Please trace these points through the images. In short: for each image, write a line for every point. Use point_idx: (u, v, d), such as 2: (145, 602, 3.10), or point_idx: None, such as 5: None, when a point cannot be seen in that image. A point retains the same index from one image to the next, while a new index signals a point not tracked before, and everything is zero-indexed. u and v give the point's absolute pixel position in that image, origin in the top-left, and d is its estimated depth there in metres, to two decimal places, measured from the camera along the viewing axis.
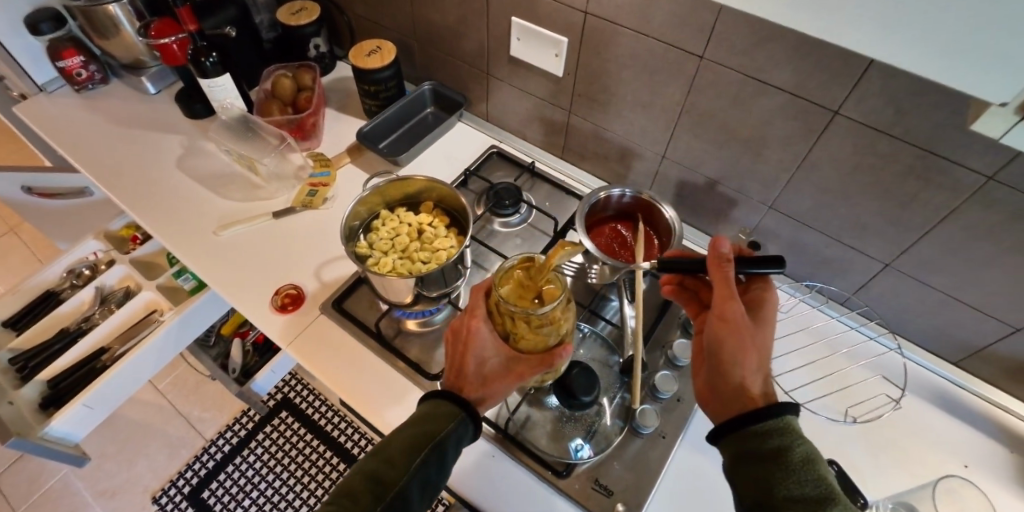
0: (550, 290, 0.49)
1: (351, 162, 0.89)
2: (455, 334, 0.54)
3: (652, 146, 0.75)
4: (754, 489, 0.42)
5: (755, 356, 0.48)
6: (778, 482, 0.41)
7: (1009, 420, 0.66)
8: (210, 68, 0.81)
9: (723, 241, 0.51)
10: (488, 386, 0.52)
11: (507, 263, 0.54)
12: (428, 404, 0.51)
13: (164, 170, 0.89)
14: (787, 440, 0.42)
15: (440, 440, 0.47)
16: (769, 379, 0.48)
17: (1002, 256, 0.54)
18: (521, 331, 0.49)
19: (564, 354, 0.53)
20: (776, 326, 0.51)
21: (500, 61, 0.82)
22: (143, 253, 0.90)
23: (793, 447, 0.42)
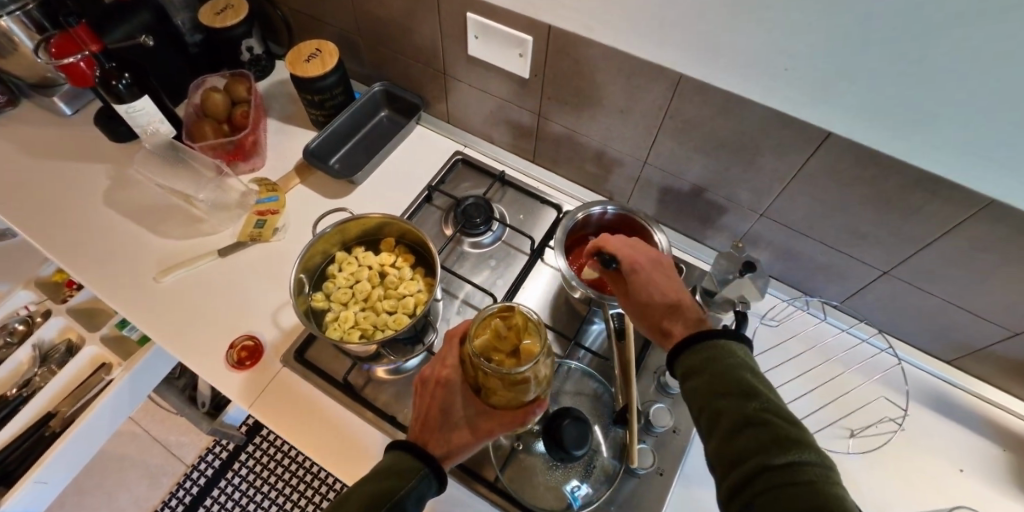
0: (529, 347, 0.43)
1: (302, 183, 0.80)
2: (422, 384, 0.50)
3: (632, 151, 0.68)
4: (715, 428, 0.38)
5: (663, 303, 0.51)
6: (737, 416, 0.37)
7: (1003, 414, 0.65)
8: (125, 91, 0.70)
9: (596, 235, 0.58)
10: (458, 445, 0.47)
11: (487, 309, 0.47)
12: (389, 457, 0.46)
13: (90, 205, 0.79)
14: (754, 376, 0.40)
15: (401, 497, 0.42)
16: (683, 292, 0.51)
17: (1012, 267, 0.50)
18: (496, 388, 0.44)
19: (541, 410, 0.47)
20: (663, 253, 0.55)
21: (457, 61, 0.72)
22: (78, 301, 0.81)
23: (752, 382, 0.39)
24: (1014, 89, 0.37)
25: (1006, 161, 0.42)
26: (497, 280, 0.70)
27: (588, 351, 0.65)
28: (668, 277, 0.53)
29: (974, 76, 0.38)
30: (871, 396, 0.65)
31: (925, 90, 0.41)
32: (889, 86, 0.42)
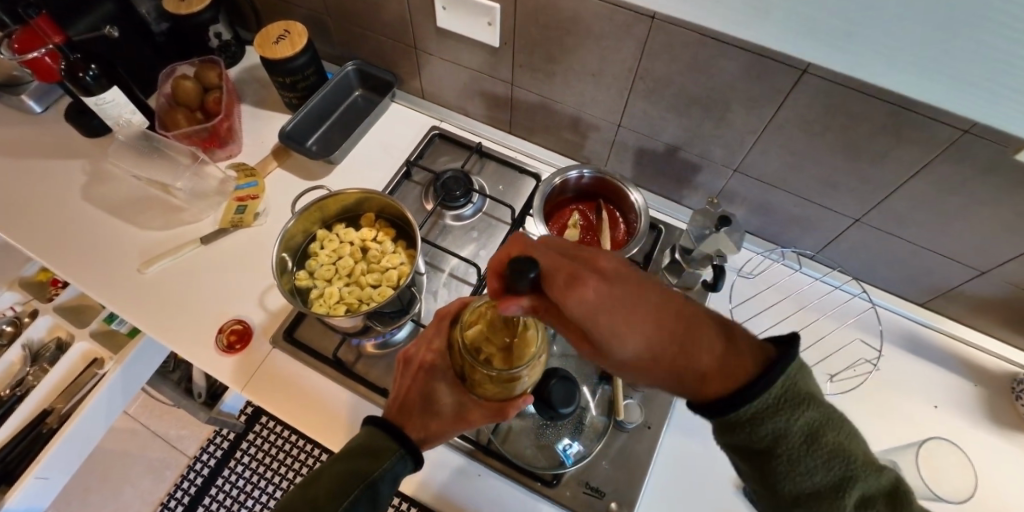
0: (523, 342, 0.44)
1: (279, 166, 0.80)
2: (406, 362, 0.52)
3: (606, 115, 0.68)
4: (757, 481, 0.34)
5: (640, 367, 0.35)
6: (784, 479, 0.32)
7: (976, 351, 0.67)
8: (92, 83, 0.69)
9: (510, 307, 0.36)
10: (436, 432, 0.49)
11: (482, 297, 0.49)
12: (361, 434, 0.47)
13: (67, 201, 0.78)
14: (787, 421, 0.30)
15: (373, 479, 0.43)
16: (646, 349, 0.34)
17: (976, 206, 0.52)
18: (482, 381, 0.46)
19: (526, 405, 0.48)
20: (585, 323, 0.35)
21: (427, 34, 0.72)
22: (65, 298, 0.81)
23: (785, 430, 0.31)
24: None
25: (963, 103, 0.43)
26: (479, 251, 0.71)
27: None
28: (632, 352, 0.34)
29: None
30: (847, 341, 0.67)
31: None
32: None
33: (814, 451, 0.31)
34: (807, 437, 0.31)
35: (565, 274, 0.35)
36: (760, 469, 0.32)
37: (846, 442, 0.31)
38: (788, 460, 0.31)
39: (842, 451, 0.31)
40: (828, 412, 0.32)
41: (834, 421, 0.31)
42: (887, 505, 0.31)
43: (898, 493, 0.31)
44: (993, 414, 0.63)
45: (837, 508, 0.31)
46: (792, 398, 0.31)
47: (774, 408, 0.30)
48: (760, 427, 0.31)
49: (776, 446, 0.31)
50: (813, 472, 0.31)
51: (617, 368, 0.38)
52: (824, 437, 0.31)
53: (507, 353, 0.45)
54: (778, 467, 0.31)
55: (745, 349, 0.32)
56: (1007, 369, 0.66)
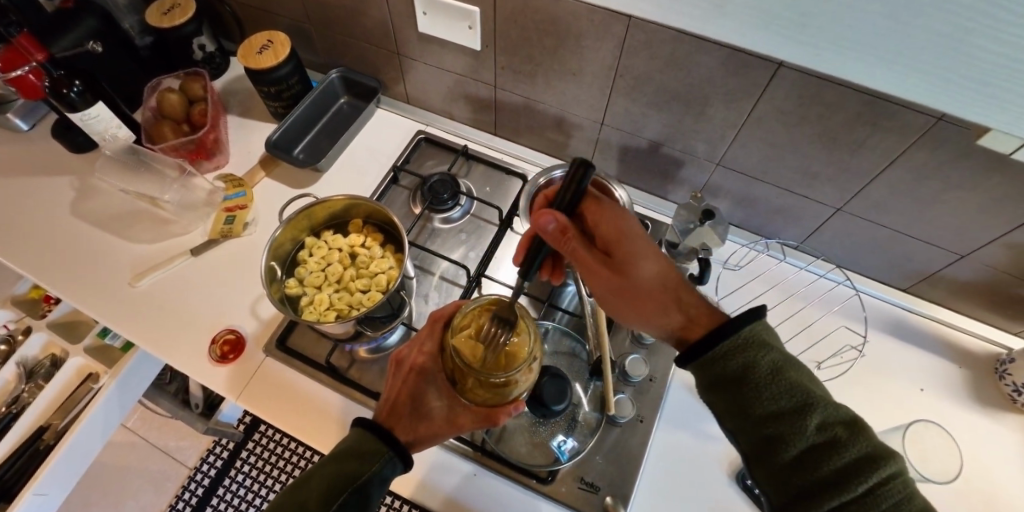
0: (516, 347, 0.47)
1: (267, 176, 0.80)
2: (398, 364, 0.53)
3: (589, 114, 0.69)
4: (730, 412, 0.40)
5: (645, 293, 0.48)
6: (752, 401, 0.39)
7: (959, 334, 0.68)
8: (78, 99, 0.70)
9: (545, 219, 0.48)
10: (425, 436, 0.49)
11: (474, 301, 0.50)
12: (352, 434, 0.47)
13: (56, 217, 0.78)
14: (752, 354, 0.39)
15: (361, 483, 0.43)
16: (663, 267, 0.49)
17: (952, 191, 0.53)
18: (473, 385, 0.47)
19: (514, 412, 0.50)
20: (625, 236, 0.50)
21: (409, 39, 0.72)
22: (57, 314, 0.82)
23: (748, 363, 0.39)
24: None
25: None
26: (469, 252, 0.71)
27: (564, 312, 0.68)
28: (652, 264, 0.49)
29: None
30: (832, 328, 0.69)
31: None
32: None
33: (777, 378, 0.38)
34: (771, 369, 0.39)
35: (611, 219, 0.52)
36: (734, 401, 0.40)
37: (803, 375, 0.39)
38: (754, 386, 0.39)
39: (801, 384, 0.38)
40: (790, 357, 0.40)
41: (796, 363, 0.39)
42: (845, 430, 0.36)
43: (856, 423, 0.36)
44: (978, 395, 0.64)
45: (799, 426, 0.37)
46: (755, 341, 0.40)
47: (741, 345, 0.40)
48: (731, 358, 0.40)
49: (745, 374, 0.39)
50: (776, 396, 0.38)
51: (616, 298, 0.49)
52: (786, 371, 0.38)
53: (498, 358, 0.46)
54: (748, 392, 0.39)
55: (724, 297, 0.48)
56: (991, 350, 0.67)
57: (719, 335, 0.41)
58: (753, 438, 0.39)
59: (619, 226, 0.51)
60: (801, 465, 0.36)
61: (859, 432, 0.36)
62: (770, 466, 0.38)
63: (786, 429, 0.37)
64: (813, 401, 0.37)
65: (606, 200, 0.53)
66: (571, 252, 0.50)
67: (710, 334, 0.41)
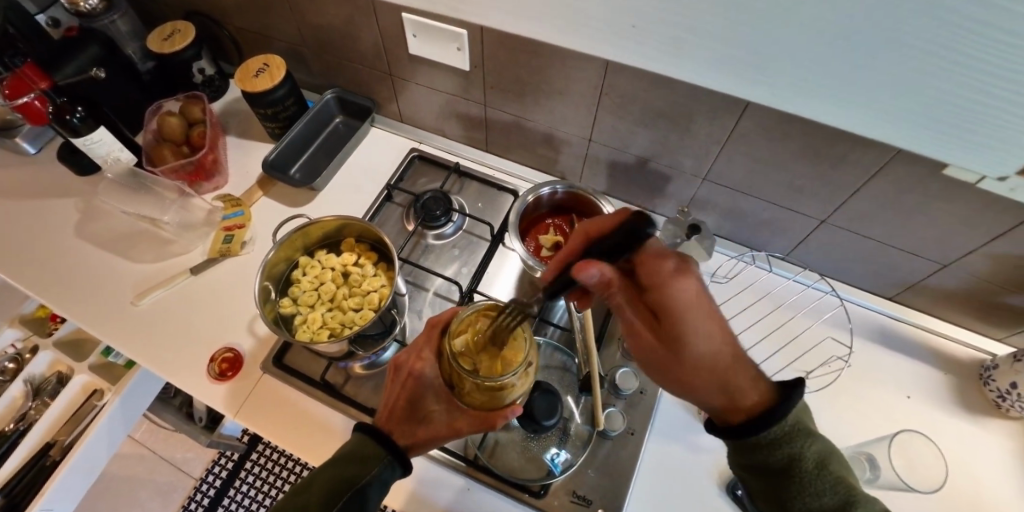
0: (511, 352, 0.47)
1: (265, 195, 0.82)
2: (397, 369, 0.53)
3: (577, 131, 0.70)
4: (768, 497, 0.43)
5: (696, 366, 0.44)
6: (795, 495, 0.41)
7: (943, 342, 0.69)
8: (80, 125, 0.72)
9: (589, 271, 0.46)
10: (423, 440, 0.50)
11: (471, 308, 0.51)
12: (353, 439, 0.49)
13: (62, 239, 0.80)
14: (795, 446, 0.41)
15: (361, 487, 0.45)
16: (722, 343, 0.44)
17: (931, 204, 0.54)
18: (469, 389, 0.47)
19: (512, 416, 0.49)
20: (700, 311, 0.45)
21: (400, 60, 0.74)
22: (63, 333, 0.84)
23: (797, 448, 0.41)
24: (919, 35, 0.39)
25: (895, 117, 0.46)
26: (461, 268, 0.72)
27: (555, 327, 0.68)
28: (710, 337, 0.44)
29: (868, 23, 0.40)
30: (822, 338, 0.69)
31: (834, 48, 0.43)
32: (793, 47, 0.45)
33: (824, 478, 0.40)
34: (815, 462, 0.41)
35: (672, 278, 0.46)
36: (776, 492, 0.42)
37: (847, 475, 0.41)
38: (800, 479, 0.41)
39: (841, 478, 0.40)
40: (832, 447, 0.42)
41: (835, 454, 0.42)
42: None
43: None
44: (961, 401, 0.65)
45: None
46: (800, 432, 0.41)
47: (790, 435, 0.41)
48: (776, 449, 0.41)
49: (790, 465, 0.41)
50: (820, 492, 0.40)
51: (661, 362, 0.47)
52: (828, 465, 0.41)
53: (495, 362, 0.47)
54: (796, 482, 0.41)
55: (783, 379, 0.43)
56: (974, 356, 0.68)
57: (770, 424, 0.41)
58: None
59: (682, 287, 0.45)
60: None
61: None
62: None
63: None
64: (856, 497, 0.39)
65: (659, 259, 0.47)
66: (686, 267, 0.47)
67: (748, 423, 0.42)
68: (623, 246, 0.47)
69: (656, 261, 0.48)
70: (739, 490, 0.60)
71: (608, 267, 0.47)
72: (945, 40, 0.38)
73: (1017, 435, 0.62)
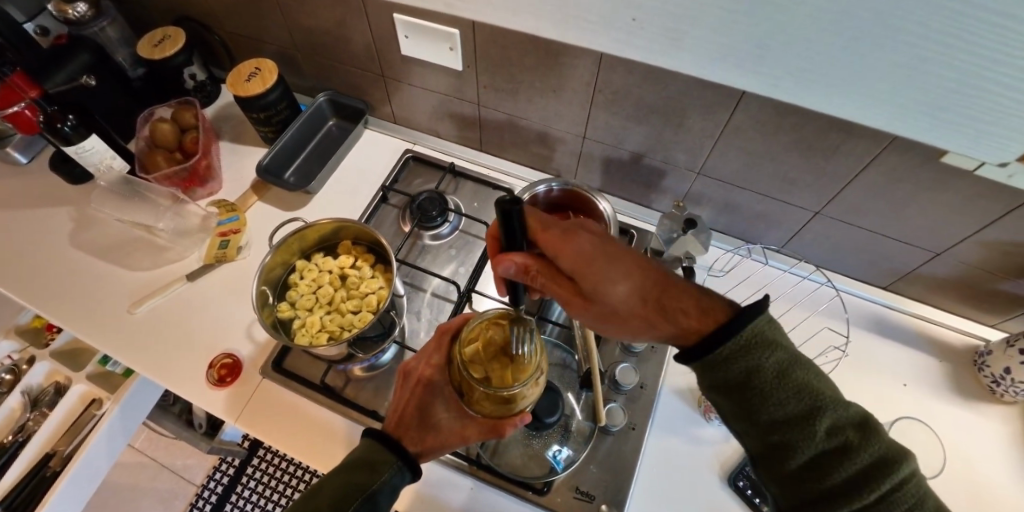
0: (523, 362, 0.47)
1: (260, 200, 0.82)
2: (406, 377, 0.54)
3: (571, 128, 0.71)
4: (735, 415, 0.39)
5: (625, 315, 0.44)
6: (758, 408, 0.37)
7: (937, 330, 0.70)
8: (70, 133, 0.71)
9: (503, 265, 0.45)
10: (432, 446, 0.50)
11: (483, 316, 0.51)
12: (362, 445, 0.49)
13: (57, 248, 0.80)
14: (756, 358, 0.37)
15: (370, 493, 0.45)
16: (635, 282, 0.43)
17: (923, 194, 0.54)
18: (479, 398, 0.47)
19: (520, 424, 0.50)
20: (607, 266, 0.44)
21: (393, 62, 0.74)
22: (61, 343, 0.84)
23: (759, 364, 0.37)
24: (911, 24, 0.39)
25: (888, 106, 0.46)
26: (459, 268, 0.72)
27: (554, 324, 0.68)
28: (626, 285, 0.43)
29: (860, 13, 0.40)
30: (819, 328, 0.70)
31: (827, 39, 0.43)
32: (786, 40, 0.45)
33: (787, 387, 0.36)
34: (778, 372, 0.37)
35: (565, 245, 0.45)
36: (740, 408, 0.38)
37: (814, 379, 0.37)
38: (761, 392, 0.37)
39: (808, 384, 0.36)
40: (797, 355, 0.38)
41: (801, 361, 0.37)
42: (857, 433, 0.35)
43: (867, 423, 0.36)
44: (957, 388, 0.66)
45: (810, 435, 0.36)
46: (760, 341, 0.37)
47: (746, 350, 0.37)
48: (733, 364, 0.37)
49: (748, 379, 0.37)
50: (785, 403, 0.36)
51: (603, 321, 0.47)
52: (792, 374, 0.37)
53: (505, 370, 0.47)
54: (756, 399, 0.37)
55: (706, 300, 0.41)
56: (968, 342, 0.69)
57: (723, 336, 0.38)
58: (759, 441, 0.39)
59: (573, 250, 0.44)
60: (811, 470, 0.36)
61: (871, 432, 0.35)
62: (787, 473, 0.37)
63: (800, 437, 0.36)
64: (822, 402, 0.36)
65: (548, 224, 0.46)
66: (571, 228, 0.46)
67: (702, 346, 0.39)
68: (510, 227, 0.42)
69: (545, 228, 0.46)
70: (740, 481, 0.60)
71: (521, 253, 0.45)
72: (940, 30, 0.39)
73: (1012, 419, 0.63)
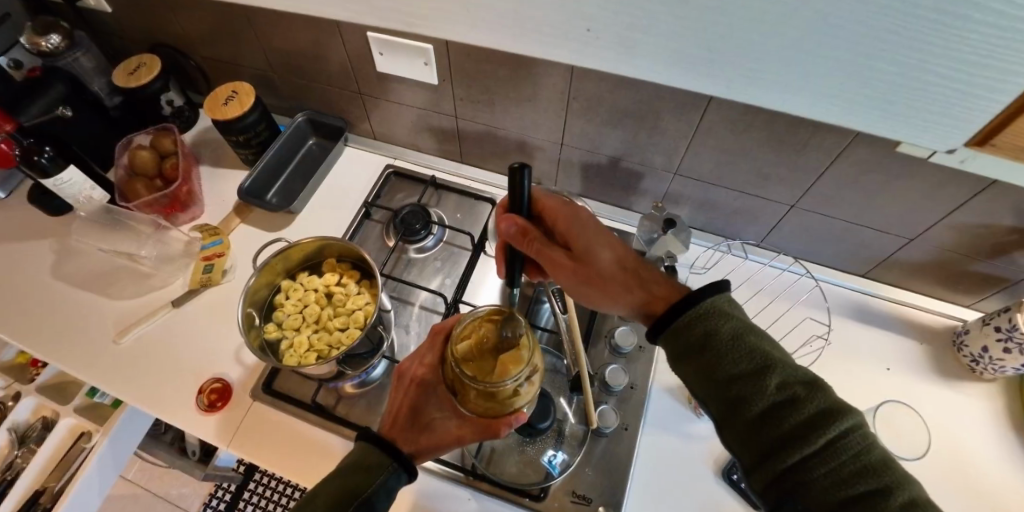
0: (514, 359, 0.46)
1: (243, 222, 0.82)
2: (400, 377, 0.55)
3: (548, 136, 0.72)
4: (696, 381, 0.40)
5: (607, 276, 0.50)
6: (714, 366, 0.39)
7: (916, 313, 0.71)
8: (50, 165, 0.71)
9: (507, 220, 0.52)
10: (427, 446, 0.50)
11: (475, 314, 0.51)
12: (357, 449, 0.48)
13: (39, 282, 0.79)
14: (710, 322, 0.40)
15: (367, 497, 0.44)
16: (620, 251, 0.51)
17: (892, 182, 0.56)
18: (472, 396, 0.47)
19: (515, 423, 0.50)
20: (598, 235, 0.52)
21: (370, 79, 0.75)
22: (46, 377, 0.83)
23: (714, 326, 0.40)
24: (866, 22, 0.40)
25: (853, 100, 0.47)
26: (445, 280, 0.73)
27: (542, 331, 0.69)
28: (610, 251, 0.51)
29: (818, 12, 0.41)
30: (801, 319, 0.71)
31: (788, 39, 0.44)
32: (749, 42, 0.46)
33: (740, 347, 0.38)
34: (731, 335, 0.39)
35: (567, 213, 0.53)
36: (698, 371, 0.40)
37: (767, 345, 0.39)
38: (715, 352, 0.39)
39: (759, 347, 0.38)
40: (750, 324, 0.40)
41: (755, 330, 0.40)
42: (805, 388, 0.36)
43: (816, 382, 0.36)
44: (940, 369, 0.68)
45: (760, 390, 0.36)
46: (716, 308, 0.41)
47: (703, 314, 0.40)
48: (693, 326, 0.40)
49: (706, 340, 0.40)
50: (736, 360, 0.38)
51: (582, 285, 0.51)
52: (744, 336, 0.39)
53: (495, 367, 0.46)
54: (711, 359, 0.39)
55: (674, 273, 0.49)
56: (946, 323, 0.71)
57: (687, 301, 0.42)
58: (719, 406, 0.39)
59: (573, 219, 0.53)
60: (763, 425, 0.36)
61: (819, 391, 0.36)
62: (739, 430, 0.37)
63: (749, 391, 0.37)
64: (772, 361, 0.37)
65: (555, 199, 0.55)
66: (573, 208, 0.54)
67: (670, 311, 0.43)
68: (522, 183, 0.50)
69: (551, 204, 0.55)
70: (733, 474, 0.61)
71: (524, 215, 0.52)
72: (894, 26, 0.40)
73: (992, 396, 0.65)
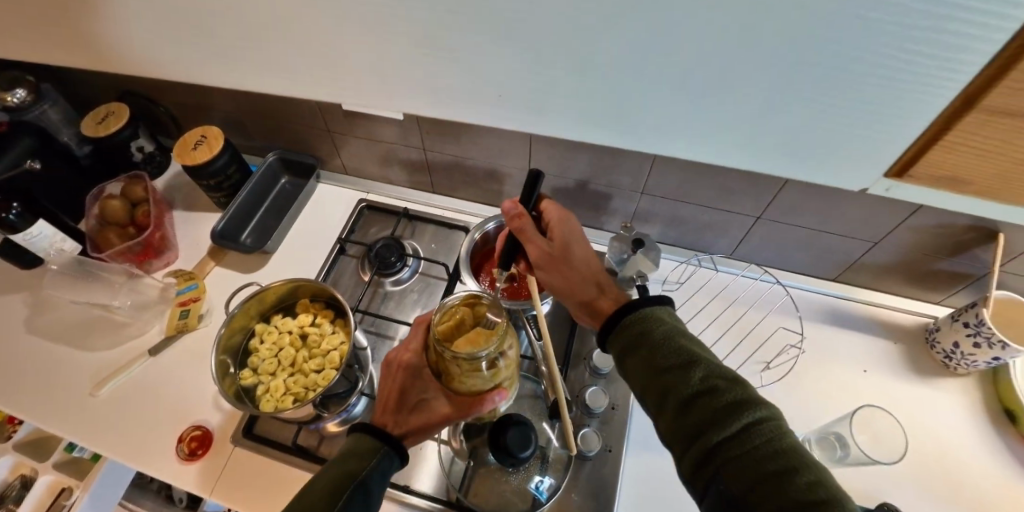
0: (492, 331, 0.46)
1: (218, 264, 0.82)
2: (388, 366, 0.53)
3: (516, 163, 0.73)
4: (636, 376, 0.45)
5: (574, 269, 0.57)
6: (649, 361, 0.44)
7: (887, 314, 0.73)
8: (18, 220, 0.71)
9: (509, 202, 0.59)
10: (417, 428, 0.51)
11: (451, 300, 0.51)
12: (351, 439, 0.49)
13: (12, 338, 0.78)
14: (648, 323, 0.46)
15: (362, 481, 0.44)
16: (595, 257, 0.58)
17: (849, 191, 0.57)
18: (455, 373, 0.47)
19: (497, 398, 0.51)
20: (579, 239, 0.59)
21: (337, 117, 0.76)
22: (24, 434, 0.82)
23: (652, 328, 0.46)
24: None
25: None
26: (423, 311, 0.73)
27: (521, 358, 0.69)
28: (585, 253, 0.58)
29: None
30: (776, 328, 0.72)
31: None
32: None
33: (672, 345, 0.44)
34: (665, 336, 0.44)
35: (561, 213, 0.60)
36: (638, 367, 0.45)
37: (697, 347, 0.44)
38: (651, 350, 0.44)
39: (688, 347, 0.43)
40: (685, 330, 0.46)
41: (688, 335, 0.45)
42: (726, 382, 0.40)
43: (738, 378, 0.40)
44: (915, 366, 0.69)
45: (687, 381, 0.41)
46: (656, 314, 0.47)
47: (643, 317, 0.47)
48: (634, 326, 0.46)
49: (644, 339, 0.45)
50: (668, 355, 0.43)
51: (550, 269, 0.58)
52: (676, 338, 0.44)
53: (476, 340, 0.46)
54: (648, 355, 0.44)
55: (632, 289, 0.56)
56: (918, 321, 0.72)
57: (634, 303, 0.48)
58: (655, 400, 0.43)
59: (566, 220, 0.60)
60: (689, 412, 0.39)
61: (738, 385, 0.39)
62: (670, 419, 0.41)
63: (676, 381, 0.41)
64: (699, 359, 0.42)
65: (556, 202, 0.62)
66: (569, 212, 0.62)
67: (620, 311, 0.49)
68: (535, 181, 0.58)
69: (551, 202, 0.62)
70: None
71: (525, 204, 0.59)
72: None
73: (966, 390, 0.66)
